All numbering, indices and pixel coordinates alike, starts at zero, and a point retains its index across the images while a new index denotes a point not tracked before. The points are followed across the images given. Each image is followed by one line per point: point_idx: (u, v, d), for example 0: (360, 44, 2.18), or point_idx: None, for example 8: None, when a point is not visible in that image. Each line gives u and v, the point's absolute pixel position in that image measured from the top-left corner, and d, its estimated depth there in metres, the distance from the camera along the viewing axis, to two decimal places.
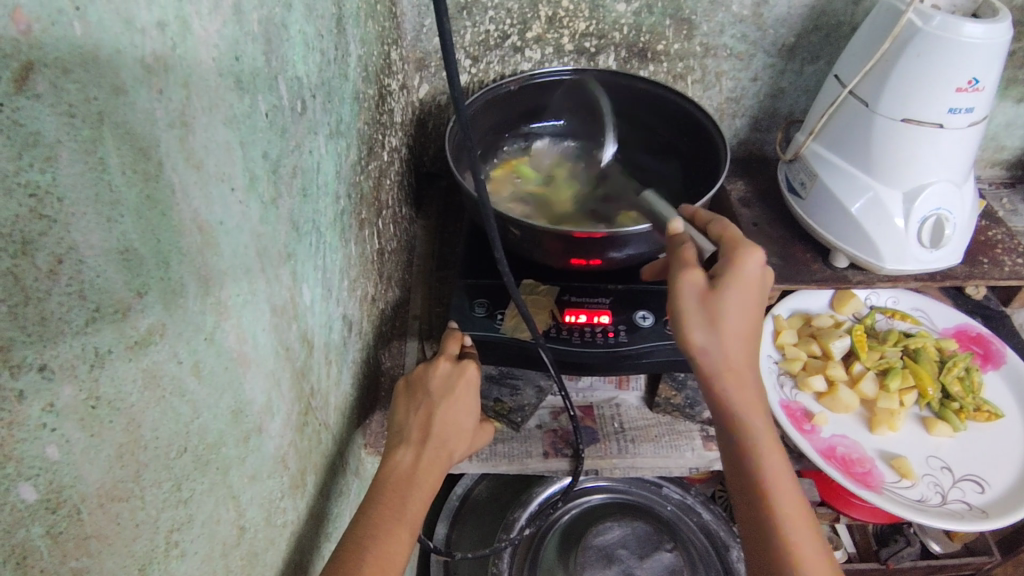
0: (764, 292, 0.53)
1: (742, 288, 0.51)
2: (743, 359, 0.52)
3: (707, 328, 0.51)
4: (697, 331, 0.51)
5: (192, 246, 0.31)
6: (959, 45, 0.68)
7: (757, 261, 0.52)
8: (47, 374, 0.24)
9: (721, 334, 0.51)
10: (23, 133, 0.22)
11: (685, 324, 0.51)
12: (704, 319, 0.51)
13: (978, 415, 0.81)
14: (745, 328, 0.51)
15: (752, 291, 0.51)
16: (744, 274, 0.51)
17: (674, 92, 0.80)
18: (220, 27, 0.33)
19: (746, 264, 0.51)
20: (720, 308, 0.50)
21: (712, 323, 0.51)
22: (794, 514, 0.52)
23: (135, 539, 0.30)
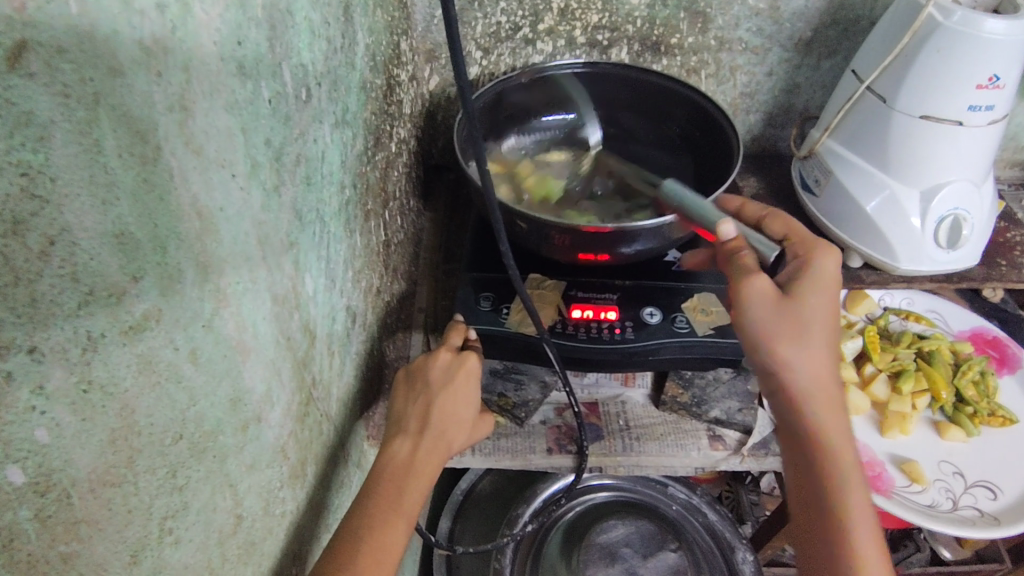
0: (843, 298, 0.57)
1: (823, 289, 0.54)
2: (827, 372, 0.54)
3: (801, 338, 0.53)
4: (785, 342, 0.53)
5: (191, 232, 0.31)
6: (980, 41, 0.66)
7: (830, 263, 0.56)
8: (37, 357, 0.24)
9: (811, 346, 0.53)
10: (16, 112, 0.21)
11: (771, 337, 0.53)
12: (787, 329, 0.53)
13: (993, 420, 0.79)
14: (831, 334, 0.54)
15: (832, 296, 0.55)
16: (821, 279, 0.55)
17: (710, 102, 0.78)
18: (223, 11, 0.32)
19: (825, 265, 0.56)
20: (803, 315, 0.53)
21: (806, 333, 0.53)
22: (866, 524, 0.54)
23: (127, 526, 0.30)
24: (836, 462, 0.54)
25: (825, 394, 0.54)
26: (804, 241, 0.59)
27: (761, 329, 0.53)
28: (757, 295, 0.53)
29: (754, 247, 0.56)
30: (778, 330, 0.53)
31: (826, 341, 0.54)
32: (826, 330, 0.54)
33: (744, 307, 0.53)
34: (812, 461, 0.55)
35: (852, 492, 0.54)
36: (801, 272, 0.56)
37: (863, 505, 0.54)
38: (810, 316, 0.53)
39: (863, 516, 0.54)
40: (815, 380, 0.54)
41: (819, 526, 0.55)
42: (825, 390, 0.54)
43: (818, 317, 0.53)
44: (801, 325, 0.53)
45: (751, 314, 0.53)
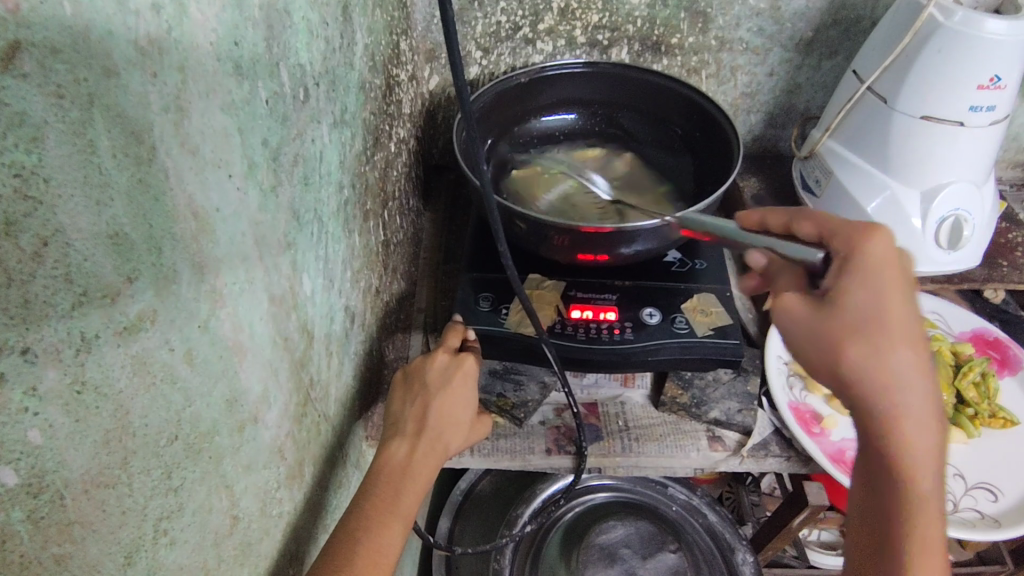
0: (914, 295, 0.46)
1: (884, 287, 0.44)
2: (903, 383, 0.44)
3: (854, 344, 0.44)
4: (844, 354, 0.44)
5: (187, 233, 0.31)
6: (982, 41, 0.66)
7: (887, 252, 0.45)
8: (30, 358, 0.24)
9: (876, 356, 0.44)
10: (8, 112, 0.21)
11: (827, 348, 0.45)
12: (841, 339, 0.44)
13: (994, 422, 0.78)
14: (903, 340, 0.44)
15: (899, 293, 0.44)
16: (876, 274, 0.44)
17: (711, 102, 0.78)
18: (219, 11, 0.32)
19: (880, 257, 0.45)
20: (857, 322, 0.44)
21: (861, 339, 0.44)
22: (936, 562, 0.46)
23: (122, 527, 0.30)
24: (914, 490, 0.45)
25: (898, 410, 0.45)
26: (848, 230, 0.47)
27: (809, 343, 0.45)
28: (798, 309, 0.46)
29: (794, 257, 0.48)
30: (828, 342, 0.45)
31: (895, 349, 0.44)
32: (891, 337, 0.44)
33: (788, 322, 0.46)
34: (883, 484, 0.47)
35: (924, 526, 0.46)
36: (847, 268, 0.45)
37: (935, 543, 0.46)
38: (867, 323, 0.44)
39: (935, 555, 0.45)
40: (882, 392, 0.45)
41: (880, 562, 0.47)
42: (897, 406, 0.45)
43: (877, 321, 0.44)
44: (851, 331, 0.44)
45: (797, 326, 0.46)
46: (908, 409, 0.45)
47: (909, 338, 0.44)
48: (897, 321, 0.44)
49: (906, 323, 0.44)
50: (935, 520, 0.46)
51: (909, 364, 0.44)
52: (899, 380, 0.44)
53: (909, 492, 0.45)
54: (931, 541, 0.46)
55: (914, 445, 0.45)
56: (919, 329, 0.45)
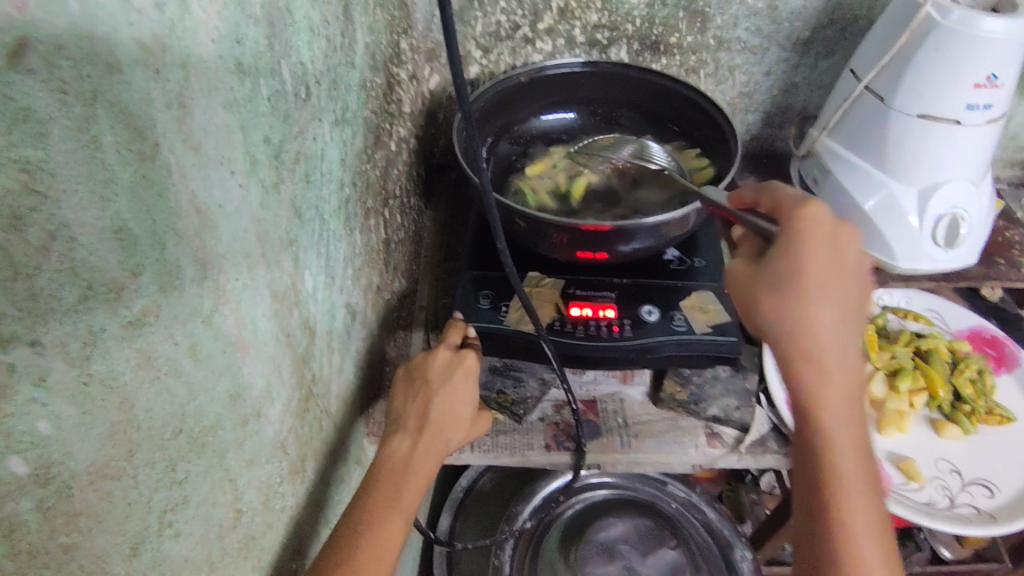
0: (847, 258, 0.50)
1: (807, 250, 0.49)
2: (821, 337, 0.49)
3: (768, 299, 0.50)
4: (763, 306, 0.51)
5: (190, 228, 0.31)
6: (977, 39, 0.66)
7: (816, 217, 0.50)
8: (38, 350, 0.24)
9: (791, 311, 0.49)
10: (15, 108, 0.22)
11: (750, 304, 0.52)
12: (759, 295, 0.51)
13: (990, 418, 0.79)
14: (819, 298, 0.49)
15: (816, 253, 0.49)
16: (802, 236, 0.50)
17: (710, 100, 0.78)
18: (221, 10, 0.33)
19: (810, 220, 0.50)
20: (774, 279, 0.50)
21: (774, 294, 0.50)
22: (856, 496, 0.51)
23: (127, 518, 0.30)
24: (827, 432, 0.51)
25: (809, 359, 0.50)
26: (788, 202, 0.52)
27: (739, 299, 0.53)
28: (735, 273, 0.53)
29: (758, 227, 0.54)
30: (752, 297, 0.51)
31: (812, 303, 0.49)
32: (806, 294, 0.49)
33: (729, 282, 0.54)
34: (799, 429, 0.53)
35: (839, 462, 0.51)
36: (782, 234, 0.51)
37: (850, 479, 0.50)
38: (788, 280, 0.49)
39: (850, 493, 0.51)
40: (799, 344, 0.50)
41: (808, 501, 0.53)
42: (811, 356, 0.50)
43: (800, 277, 0.49)
44: (768, 290, 0.50)
45: (736, 283, 0.53)
46: (821, 359, 0.50)
47: (829, 295, 0.49)
48: (815, 279, 0.49)
49: (827, 282, 0.49)
50: (850, 462, 0.51)
51: (827, 319, 0.49)
52: (817, 330, 0.49)
53: (824, 436, 0.51)
54: (851, 479, 0.51)
55: (820, 391, 0.50)
56: (843, 289, 0.50)
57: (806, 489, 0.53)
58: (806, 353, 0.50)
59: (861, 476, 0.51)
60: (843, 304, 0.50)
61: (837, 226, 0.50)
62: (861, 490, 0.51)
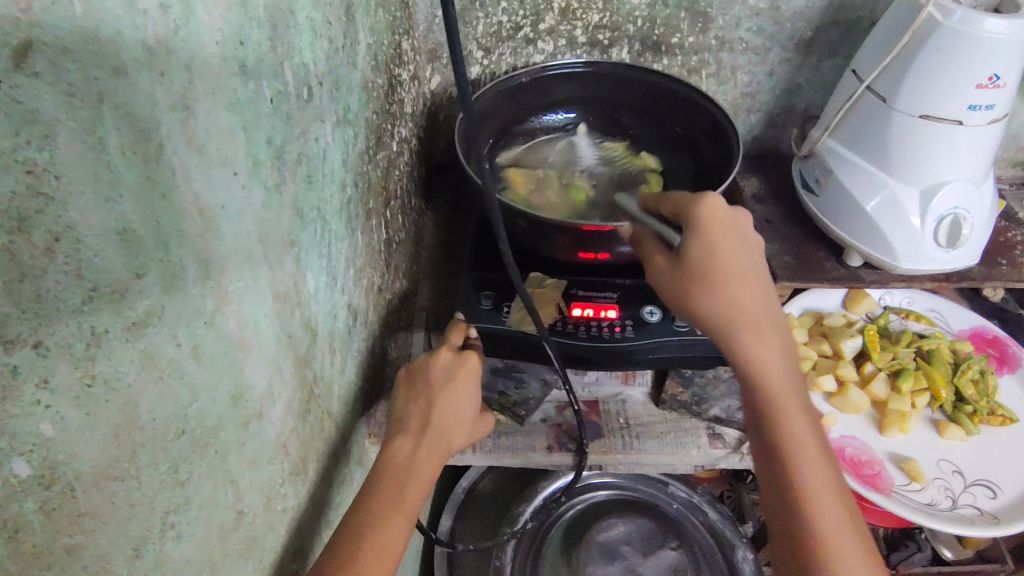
0: (753, 240, 0.55)
1: (714, 238, 0.52)
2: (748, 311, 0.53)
3: (705, 285, 0.52)
4: (695, 294, 0.53)
5: (194, 230, 0.31)
6: (979, 40, 0.66)
7: (713, 207, 0.52)
8: (42, 351, 0.24)
9: (722, 292, 0.52)
10: (21, 111, 0.22)
11: (683, 295, 0.53)
12: (691, 285, 0.53)
13: (993, 419, 0.79)
14: (738, 277, 0.52)
15: (723, 240, 0.52)
16: (714, 226, 0.52)
17: (711, 101, 0.78)
18: (225, 11, 0.33)
19: (710, 210, 0.52)
20: (697, 267, 0.52)
21: (707, 280, 0.52)
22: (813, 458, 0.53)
23: (130, 519, 0.30)
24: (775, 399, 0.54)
25: (747, 333, 0.53)
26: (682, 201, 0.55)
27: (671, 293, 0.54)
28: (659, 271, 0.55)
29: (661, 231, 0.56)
30: (681, 288, 0.53)
31: (744, 284, 0.53)
32: (727, 277, 0.52)
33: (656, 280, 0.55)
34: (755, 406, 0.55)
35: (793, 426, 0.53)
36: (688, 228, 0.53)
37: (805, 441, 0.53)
38: (707, 267, 0.52)
39: (810, 455, 0.53)
40: (733, 320, 0.53)
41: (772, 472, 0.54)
42: (746, 330, 0.53)
43: (715, 263, 0.52)
44: (697, 278, 0.52)
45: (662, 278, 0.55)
46: (760, 335, 0.54)
47: (753, 277, 0.53)
48: (740, 261, 0.53)
49: (740, 262, 0.53)
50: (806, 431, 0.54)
51: (750, 295, 0.53)
52: (742, 307, 0.52)
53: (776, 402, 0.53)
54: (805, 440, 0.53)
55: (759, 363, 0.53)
56: (753, 267, 0.53)
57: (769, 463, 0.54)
58: (752, 330, 0.53)
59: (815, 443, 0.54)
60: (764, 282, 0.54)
61: (732, 215, 0.54)
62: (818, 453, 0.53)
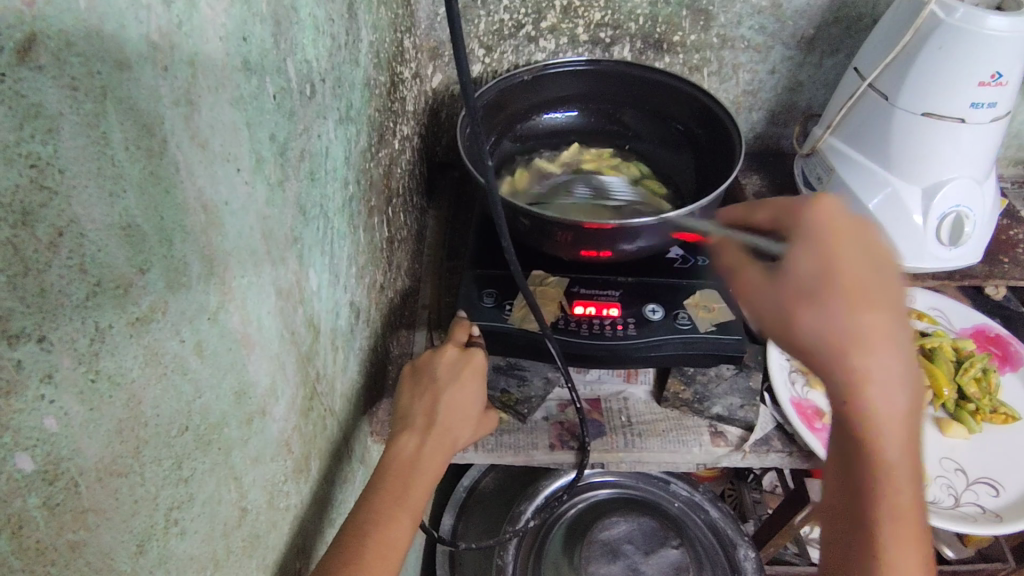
0: (893, 266, 0.45)
1: (830, 255, 0.44)
2: (875, 347, 0.42)
3: (817, 311, 0.43)
4: (805, 315, 0.43)
5: (197, 226, 0.31)
6: (982, 37, 0.66)
7: (835, 223, 0.45)
8: (46, 346, 0.24)
9: (839, 318, 0.42)
10: (25, 104, 0.22)
11: (788, 317, 0.44)
12: (797, 305, 0.44)
13: (995, 417, 0.79)
14: (868, 302, 0.43)
15: (847, 257, 0.44)
16: (831, 240, 0.44)
17: (714, 99, 0.78)
18: (228, 7, 0.32)
19: (819, 221, 0.46)
20: (805, 284, 0.44)
21: (822, 305, 0.43)
22: (905, 523, 0.46)
23: (133, 515, 0.30)
24: (880, 456, 0.44)
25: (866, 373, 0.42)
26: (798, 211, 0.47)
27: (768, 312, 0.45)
28: (754, 285, 0.47)
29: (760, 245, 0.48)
30: (782, 306, 0.45)
31: (876, 319, 0.42)
32: (849, 299, 0.42)
33: (746, 295, 0.47)
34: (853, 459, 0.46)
35: (897, 491, 0.44)
36: (805, 240, 0.45)
37: (902, 507, 0.45)
38: (821, 287, 0.43)
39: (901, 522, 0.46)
40: (850, 356, 0.42)
41: (855, 532, 0.47)
42: (866, 370, 0.42)
43: (835, 281, 0.43)
44: (805, 297, 0.44)
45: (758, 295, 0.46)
46: (886, 386, 0.43)
47: (888, 308, 0.43)
48: (872, 291, 0.43)
49: (870, 286, 0.43)
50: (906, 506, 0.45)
51: (880, 327, 0.42)
52: (867, 339, 0.42)
53: (879, 459, 0.44)
54: (903, 508, 0.45)
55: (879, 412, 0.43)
56: (887, 297, 0.43)
57: (852, 521, 0.47)
58: (873, 379, 0.42)
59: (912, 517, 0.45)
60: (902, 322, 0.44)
61: (862, 231, 0.45)
62: (913, 521, 0.46)
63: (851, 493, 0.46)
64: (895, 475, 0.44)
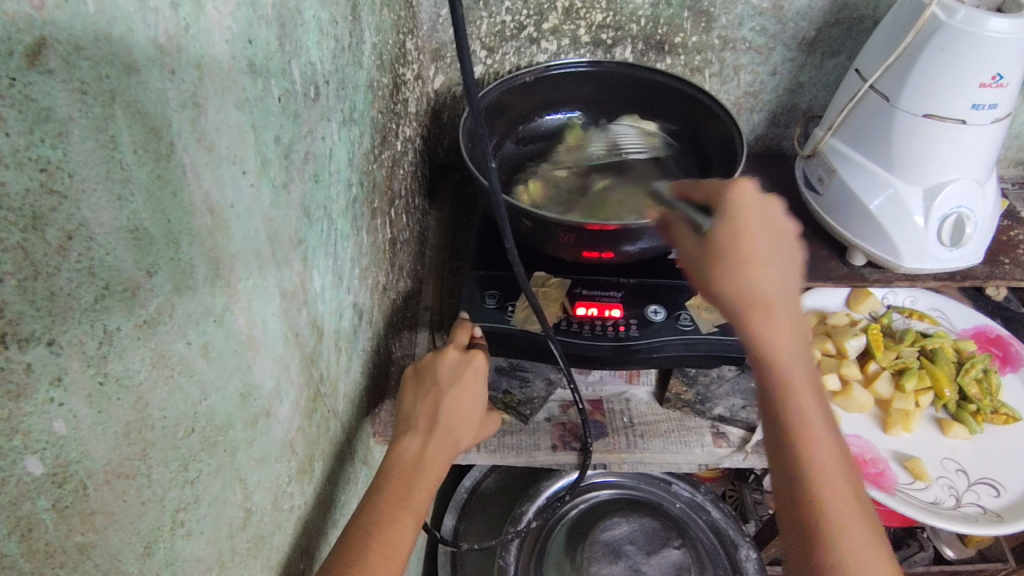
0: (787, 229, 0.49)
1: (740, 225, 0.48)
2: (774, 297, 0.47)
3: (722, 276, 0.47)
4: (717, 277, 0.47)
5: (203, 228, 0.31)
6: (983, 38, 0.66)
7: (745, 197, 0.49)
8: (55, 349, 0.24)
9: (744, 275, 0.47)
10: (34, 108, 0.22)
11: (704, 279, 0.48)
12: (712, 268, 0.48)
13: (996, 417, 0.79)
14: (765, 261, 0.47)
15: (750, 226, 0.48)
16: (739, 213, 0.48)
17: (714, 99, 0.78)
18: (234, 10, 0.33)
19: (740, 195, 0.49)
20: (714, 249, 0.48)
21: (726, 267, 0.47)
22: (828, 456, 0.48)
23: (140, 517, 0.30)
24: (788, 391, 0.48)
25: (766, 317, 0.47)
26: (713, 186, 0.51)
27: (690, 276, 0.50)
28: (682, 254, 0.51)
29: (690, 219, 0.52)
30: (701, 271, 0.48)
31: (765, 268, 0.47)
32: (749, 260, 0.47)
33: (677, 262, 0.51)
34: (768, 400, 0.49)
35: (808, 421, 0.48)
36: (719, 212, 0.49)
37: (820, 438, 0.48)
38: (729, 250, 0.47)
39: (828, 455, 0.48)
40: (753, 305, 0.47)
41: (782, 471, 0.49)
42: (767, 316, 0.47)
43: (740, 247, 0.47)
44: (715, 260, 0.48)
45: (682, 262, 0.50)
46: (786, 323, 0.47)
47: (780, 264, 0.48)
48: (766, 243, 0.48)
49: (769, 248, 0.48)
50: (825, 445, 0.48)
51: (774, 279, 0.47)
52: (764, 290, 0.47)
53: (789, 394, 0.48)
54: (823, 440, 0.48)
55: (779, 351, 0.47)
56: (780, 254, 0.48)
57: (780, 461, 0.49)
58: (771, 321, 0.47)
59: (833, 451, 0.48)
60: (792, 269, 0.48)
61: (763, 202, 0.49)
62: (834, 453, 0.48)
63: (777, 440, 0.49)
64: (806, 407, 0.48)
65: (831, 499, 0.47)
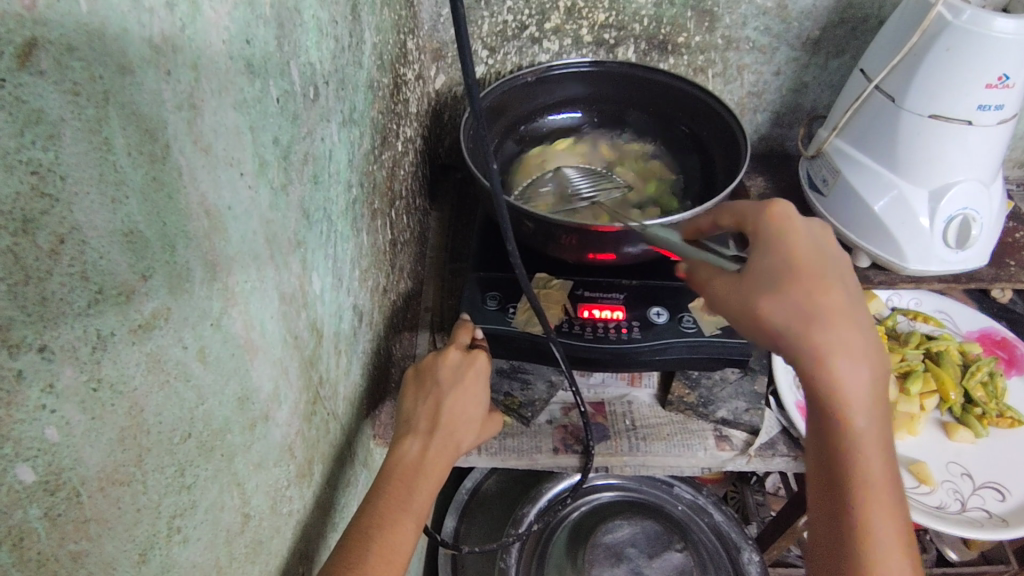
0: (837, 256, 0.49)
1: (784, 252, 0.48)
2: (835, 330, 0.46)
3: (775, 303, 0.46)
4: (768, 304, 0.46)
5: (199, 231, 0.31)
6: (989, 39, 0.65)
7: (788, 224, 0.49)
8: (47, 355, 0.24)
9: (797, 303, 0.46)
10: (26, 110, 0.21)
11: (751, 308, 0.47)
12: (760, 293, 0.47)
13: (1001, 421, 0.78)
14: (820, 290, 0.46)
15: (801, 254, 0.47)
16: (784, 240, 0.48)
17: (718, 99, 0.77)
18: (231, 9, 0.32)
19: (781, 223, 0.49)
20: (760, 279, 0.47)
21: (780, 294, 0.46)
22: (882, 496, 0.47)
23: (135, 524, 0.30)
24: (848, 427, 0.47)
25: (829, 349, 0.46)
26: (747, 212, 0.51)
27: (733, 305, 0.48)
28: (719, 285, 0.49)
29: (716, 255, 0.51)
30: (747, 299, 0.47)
31: (828, 296, 0.47)
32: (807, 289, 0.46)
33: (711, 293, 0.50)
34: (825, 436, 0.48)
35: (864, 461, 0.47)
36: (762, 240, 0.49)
37: (875, 478, 0.47)
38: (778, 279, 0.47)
39: (882, 494, 0.47)
40: (810, 334, 0.46)
41: (832, 510, 0.48)
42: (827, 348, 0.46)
43: (791, 274, 0.47)
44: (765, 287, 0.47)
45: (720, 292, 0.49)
46: (843, 362, 0.46)
47: (839, 296, 0.47)
48: (815, 275, 0.47)
49: (822, 278, 0.47)
50: (881, 485, 0.47)
51: (834, 310, 0.46)
52: (824, 321, 0.46)
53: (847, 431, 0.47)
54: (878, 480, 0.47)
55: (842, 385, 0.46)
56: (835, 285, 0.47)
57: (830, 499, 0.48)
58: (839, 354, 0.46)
59: (885, 495, 0.47)
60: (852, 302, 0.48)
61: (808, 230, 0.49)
62: (889, 492, 0.47)
63: (829, 482, 0.48)
64: (865, 451, 0.47)
65: (881, 544, 0.46)
